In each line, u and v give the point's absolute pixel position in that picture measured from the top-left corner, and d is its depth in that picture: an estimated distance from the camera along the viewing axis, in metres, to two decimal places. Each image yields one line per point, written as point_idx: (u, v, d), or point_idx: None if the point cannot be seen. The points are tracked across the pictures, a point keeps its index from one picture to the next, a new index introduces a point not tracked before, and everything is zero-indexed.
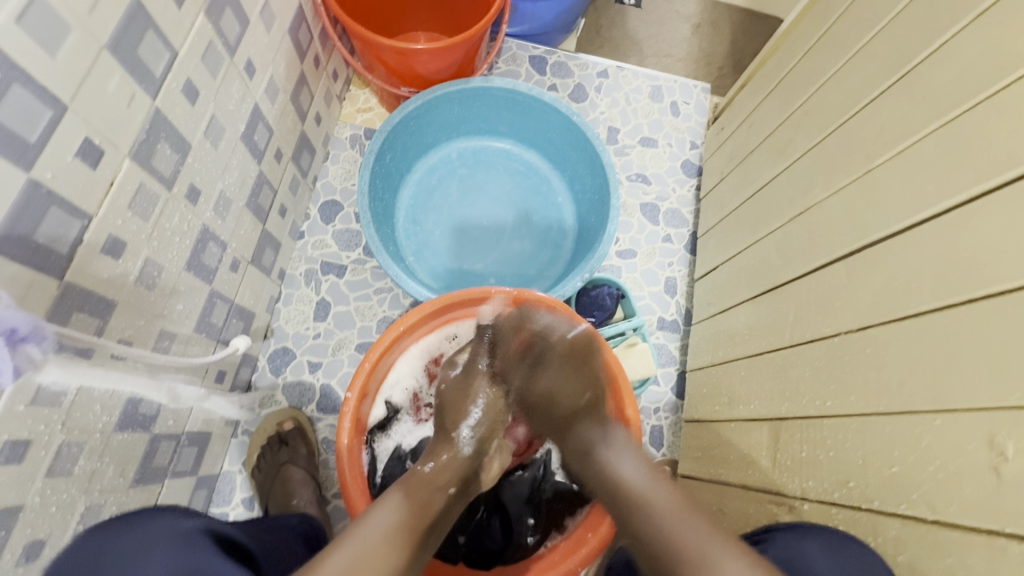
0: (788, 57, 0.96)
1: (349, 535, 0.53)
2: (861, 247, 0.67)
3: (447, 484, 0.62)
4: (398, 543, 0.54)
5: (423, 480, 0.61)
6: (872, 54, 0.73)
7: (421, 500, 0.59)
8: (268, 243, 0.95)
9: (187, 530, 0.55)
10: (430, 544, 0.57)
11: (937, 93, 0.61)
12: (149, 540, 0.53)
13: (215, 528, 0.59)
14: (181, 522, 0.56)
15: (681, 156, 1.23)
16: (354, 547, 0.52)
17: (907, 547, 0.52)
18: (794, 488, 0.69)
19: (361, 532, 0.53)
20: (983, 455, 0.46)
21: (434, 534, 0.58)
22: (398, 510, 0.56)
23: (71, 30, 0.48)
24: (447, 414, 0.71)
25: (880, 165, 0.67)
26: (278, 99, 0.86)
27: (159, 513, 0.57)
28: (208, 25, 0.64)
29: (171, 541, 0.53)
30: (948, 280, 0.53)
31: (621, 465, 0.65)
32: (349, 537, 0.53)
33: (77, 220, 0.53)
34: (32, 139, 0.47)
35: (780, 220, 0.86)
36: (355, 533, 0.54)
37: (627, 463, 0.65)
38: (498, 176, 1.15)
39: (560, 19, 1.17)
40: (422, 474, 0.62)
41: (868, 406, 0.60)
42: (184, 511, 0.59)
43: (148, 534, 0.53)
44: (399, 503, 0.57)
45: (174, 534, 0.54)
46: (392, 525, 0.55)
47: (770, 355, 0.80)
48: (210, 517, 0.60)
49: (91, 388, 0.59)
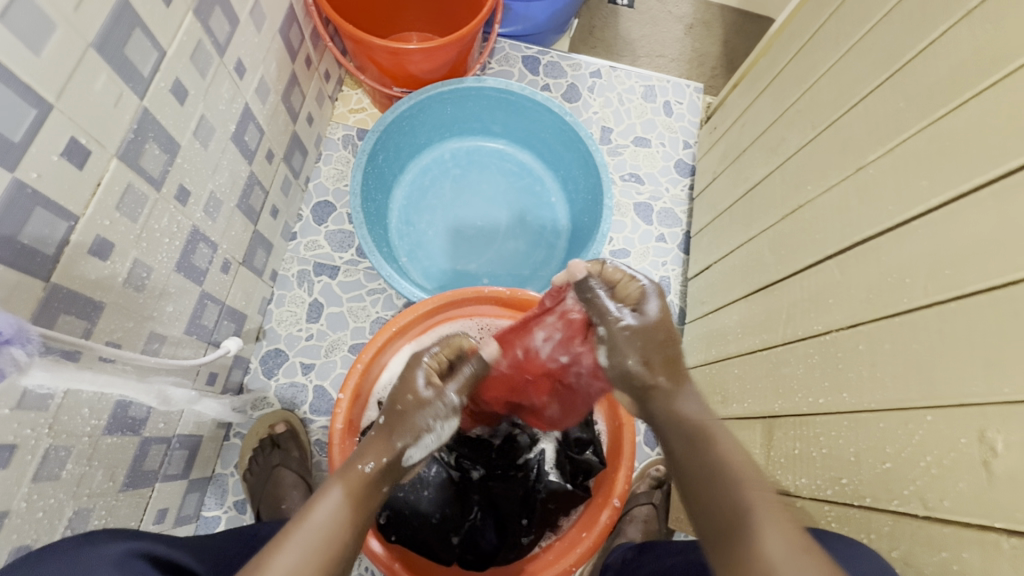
0: (779, 58, 0.97)
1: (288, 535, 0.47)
2: (851, 244, 0.67)
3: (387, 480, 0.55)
4: (343, 542, 0.49)
5: (365, 477, 0.53)
6: (862, 53, 0.73)
7: (365, 500, 0.53)
8: (259, 244, 0.94)
9: (120, 556, 0.48)
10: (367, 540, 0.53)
11: (927, 91, 0.61)
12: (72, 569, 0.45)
13: (154, 552, 0.51)
14: (108, 547, 0.49)
15: (674, 156, 1.23)
16: (301, 543, 0.47)
17: (899, 543, 0.52)
18: (788, 485, 0.69)
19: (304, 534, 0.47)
20: (975, 451, 0.46)
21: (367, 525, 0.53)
22: (341, 508, 0.50)
23: (56, 28, 0.47)
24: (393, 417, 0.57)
25: (871, 163, 0.67)
26: (269, 99, 0.85)
27: (94, 536, 0.50)
28: (197, 24, 0.64)
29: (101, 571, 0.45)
30: (939, 277, 0.54)
31: (720, 437, 0.53)
32: (293, 533, 0.47)
33: (64, 221, 0.52)
34: (17, 139, 0.46)
35: (773, 218, 0.86)
36: (295, 533, 0.48)
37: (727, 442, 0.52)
38: (492, 176, 1.15)
39: (553, 19, 1.17)
40: (362, 473, 0.53)
41: (859, 403, 0.60)
42: (118, 532, 0.52)
43: (72, 561, 0.46)
44: (342, 500, 0.51)
45: (105, 562, 0.46)
46: (338, 524, 0.49)
47: (763, 353, 0.80)
48: (149, 539, 0.53)
49: (79, 390, 0.58)
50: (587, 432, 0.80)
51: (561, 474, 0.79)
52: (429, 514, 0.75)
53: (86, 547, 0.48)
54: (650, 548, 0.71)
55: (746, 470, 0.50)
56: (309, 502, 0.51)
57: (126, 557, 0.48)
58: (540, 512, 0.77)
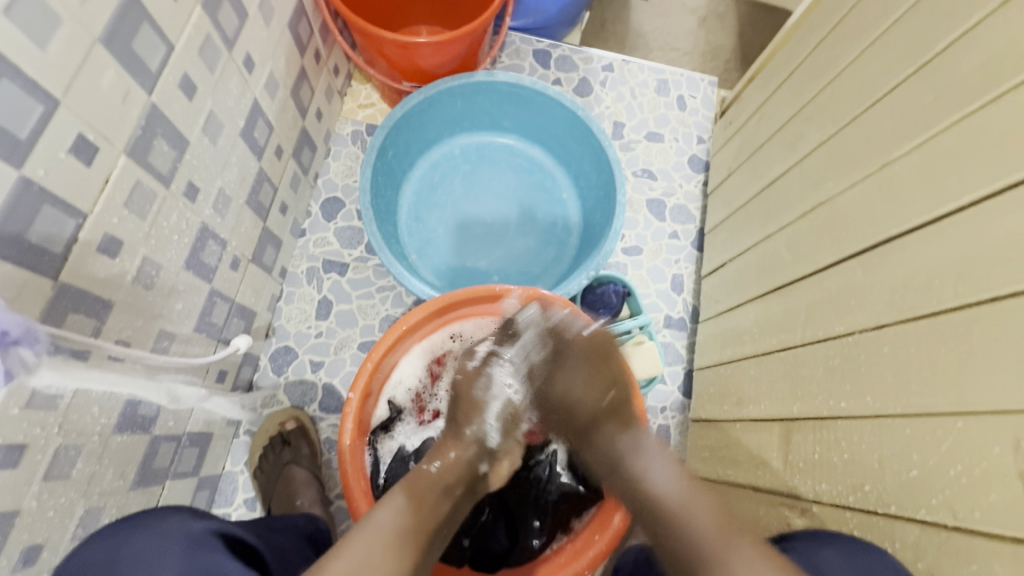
0: (798, 50, 0.94)
1: (353, 536, 0.52)
2: (876, 243, 0.65)
3: (453, 488, 0.60)
4: (406, 542, 0.53)
5: (429, 480, 0.59)
6: (885, 47, 0.71)
7: (427, 506, 0.57)
8: (269, 241, 0.93)
9: (196, 535, 0.53)
10: (434, 549, 0.56)
11: (958, 83, 0.58)
12: (157, 545, 0.50)
13: (228, 531, 0.57)
14: (186, 524, 0.54)
15: (688, 151, 1.20)
16: (361, 547, 0.51)
17: (926, 554, 0.50)
18: (807, 490, 0.67)
19: (367, 532, 0.52)
20: (1009, 461, 0.44)
21: (436, 543, 0.56)
22: (402, 513, 0.55)
23: (62, 22, 0.46)
24: (460, 406, 0.67)
25: (897, 159, 0.65)
26: (279, 94, 0.84)
27: (168, 513, 0.55)
28: (206, 18, 0.63)
29: (182, 546, 0.51)
30: (969, 279, 0.52)
31: (652, 471, 0.60)
32: (355, 538, 0.52)
33: (72, 219, 0.52)
34: (22, 136, 0.46)
35: (791, 216, 0.84)
36: (361, 534, 0.52)
37: (660, 474, 0.60)
38: (502, 172, 1.14)
39: (564, 12, 1.15)
40: (429, 472, 0.60)
41: (884, 407, 0.58)
42: (192, 512, 0.57)
43: (155, 538, 0.51)
44: (405, 505, 0.56)
45: (185, 536, 0.52)
46: (399, 528, 0.53)
47: (781, 354, 0.78)
48: (221, 519, 0.58)
49: (88, 390, 0.58)
50: None
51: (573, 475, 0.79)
52: None
53: (164, 521, 0.54)
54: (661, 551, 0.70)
55: (715, 535, 0.53)
56: (376, 507, 0.56)
57: (204, 533, 0.53)
58: (552, 512, 0.77)
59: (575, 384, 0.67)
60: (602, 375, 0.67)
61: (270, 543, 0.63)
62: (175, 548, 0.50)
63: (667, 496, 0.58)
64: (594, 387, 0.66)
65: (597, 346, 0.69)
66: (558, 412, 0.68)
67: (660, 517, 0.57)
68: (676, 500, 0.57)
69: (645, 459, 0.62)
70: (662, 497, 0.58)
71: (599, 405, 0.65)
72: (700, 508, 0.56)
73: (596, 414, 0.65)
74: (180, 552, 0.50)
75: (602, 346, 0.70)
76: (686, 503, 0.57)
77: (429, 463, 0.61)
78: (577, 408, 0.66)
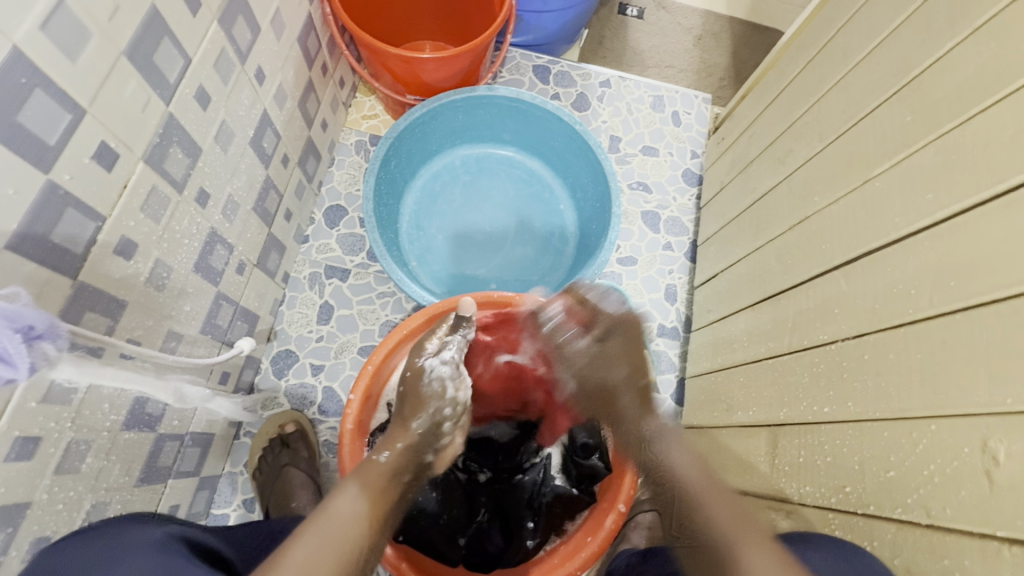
0: (787, 71, 0.98)
1: (308, 525, 0.50)
2: (858, 255, 0.68)
3: (401, 473, 0.59)
4: (358, 536, 0.51)
5: (381, 473, 0.58)
6: (867, 70, 0.75)
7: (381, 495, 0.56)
8: (274, 246, 0.96)
9: (161, 537, 0.52)
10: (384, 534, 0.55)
11: (933, 106, 0.62)
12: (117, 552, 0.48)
13: (186, 534, 0.56)
14: (147, 531, 0.52)
15: (682, 165, 1.24)
16: (319, 536, 0.49)
17: (902, 551, 0.53)
18: (793, 492, 0.69)
19: (323, 526, 0.50)
20: (977, 461, 0.47)
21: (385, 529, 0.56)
22: (359, 498, 0.54)
23: (92, 37, 0.49)
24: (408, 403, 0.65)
25: (877, 176, 0.68)
26: (287, 105, 0.88)
27: (123, 522, 0.53)
28: (221, 33, 0.66)
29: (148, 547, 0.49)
30: (942, 289, 0.55)
31: (671, 450, 0.65)
32: (308, 531, 0.50)
33: (92, 222, 0.54)
34: (51, 143, 0.48)
35: (780, 228, 0.87)
36: (315, 525, 0.50)
37: (677, 451, 0.64)
38: (502, 183, 1.17)
39: (563, 30, 1.19)
40: (378, 463, 0.59)
41: (864, 411, 0.60)
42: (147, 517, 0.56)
43: (117, 537, 0.50)
44: (360, 492, 0.55)
45: (149, 540, 0.50)
46: (352, 516, 0.52)
47: (769, 361, 0.81)
48: (183, 523, 0.58)
49: (101, 386, 0.60)
50: (594, 438, 0.81)
51: (567, 478, 0.82)
52: (436, 515, 0.76)
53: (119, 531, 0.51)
54: (654, 554, 0.71)
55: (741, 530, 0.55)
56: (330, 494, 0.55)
57: (166, 538, 0.52)
58: (546, 513, 0.79)
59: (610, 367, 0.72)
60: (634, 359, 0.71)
61: (237, 548, 0.63)
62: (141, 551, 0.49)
63: (693, 484, 0.61)
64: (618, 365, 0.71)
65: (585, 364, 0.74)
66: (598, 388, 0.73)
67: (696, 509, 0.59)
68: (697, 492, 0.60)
69: (660, 439, 0.67)
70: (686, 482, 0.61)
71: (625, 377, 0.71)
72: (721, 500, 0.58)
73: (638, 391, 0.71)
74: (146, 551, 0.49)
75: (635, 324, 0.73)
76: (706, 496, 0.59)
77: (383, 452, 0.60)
78: (608, 380, 0.72)
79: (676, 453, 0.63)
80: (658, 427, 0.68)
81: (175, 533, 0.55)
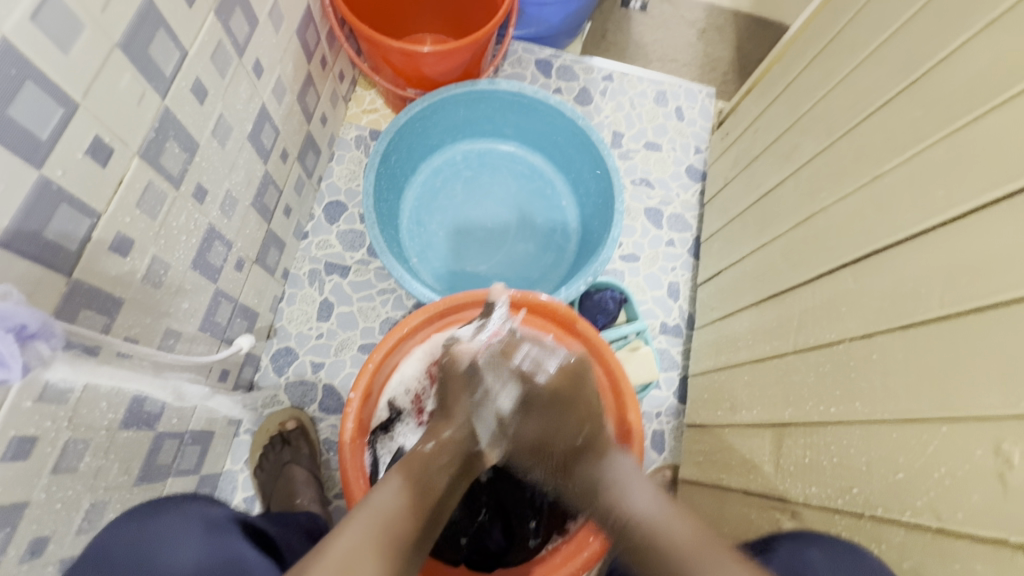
0: (792, 66, 0.97)
1: (355, 515, 0.55)
2: (866, 254, 0.67)
3: (448, 465, 0.62)
4: (400, 528, 0.54)
5: (424, 463, 0.61)
6: (877, 64, 0.74)
7: (421, 488, 0.59)
8: (273, 242, 0.95)
9: (220, 517, 0.60)
10: (434, 529, 0.58)
11: (945, 100, 0.61)
12: (179, 525, 0.56)
13: (240, 516, 0.63)
14: (209, 508, 0.60)
15: (685, 161, 1.23)
16: (360, 527, 0.53)
17: (911, 555, 0.52)
18: (797, 493, 0.69)
19: (364, 514, 0.54)
20: (989, 464, 0.46)
21: (435, 525, 0.59)
22: (401, 493, 0.57)
23: (84, 28, 0.48)
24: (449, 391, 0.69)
25: (887, 173, 0.67)
26: (286, 99, 0.86)
27: (188, 499, 0.62)
28: (218, 25, 0.65)
29: (203, 526, 0.57)
30: (954, 288, 0.54)
31: (630, 497, 0.62)
32: (354, 519, 0.54)
33: (87, 218, 0.53)
34: (43, 137, 0.47)
35: (786, 225, 0.86)
36: (358, 518, 0.55)
37: (638, 495, 0.62)
38: (503, 178, 1.16)
39: (566, 22, 1.18)
40: (422, 454, 0.62)
41: (872, 413, 0.59)
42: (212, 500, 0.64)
43: (180, 520, 0.57)
44: (402, 486, 0.58)
45: (207, 519, 0.58)
46: (394, 510, 0.55)
47: (774, 360, 0.80)
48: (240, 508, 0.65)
49: (98, 384, 0.59)
50: None
51: None
52: None
53: (185, 506, 0.60)
54: None
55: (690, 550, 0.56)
56: (374, 488, 0.58)
57: (222, 518, 0.60)
58: (548, 514, 0.78)
59: (560, 415, 0.68)
60: (578, 409, 0.68)
61: (280, 530, 0.69)
62: (197, 528, 0.56)
63: (658, 524, 0.59)
64: (568, 424, 0.67)
65: (571, 375, 0.70)
66: (535, 450, 0.68)
67: (648, 544, 0.58)
68: (653, 518, 0.59)
69: (623, 484, 0.64)
70: (643, 516, 0.60)
71: (575, 442, 0.66)
72: (697, 543, 0.57)
73: (574, 449, 0.66)
74: (199, 530, 0.56)
75: (570, 385, 0.69)
76: (663, 523, 0.59)
77: (423, 445, 0.63)
78: (553, 443, 0.67)
79: (640, 499, 0.61)
80: (597, 471, 0.65)
81: (232, 514, 0.62)
